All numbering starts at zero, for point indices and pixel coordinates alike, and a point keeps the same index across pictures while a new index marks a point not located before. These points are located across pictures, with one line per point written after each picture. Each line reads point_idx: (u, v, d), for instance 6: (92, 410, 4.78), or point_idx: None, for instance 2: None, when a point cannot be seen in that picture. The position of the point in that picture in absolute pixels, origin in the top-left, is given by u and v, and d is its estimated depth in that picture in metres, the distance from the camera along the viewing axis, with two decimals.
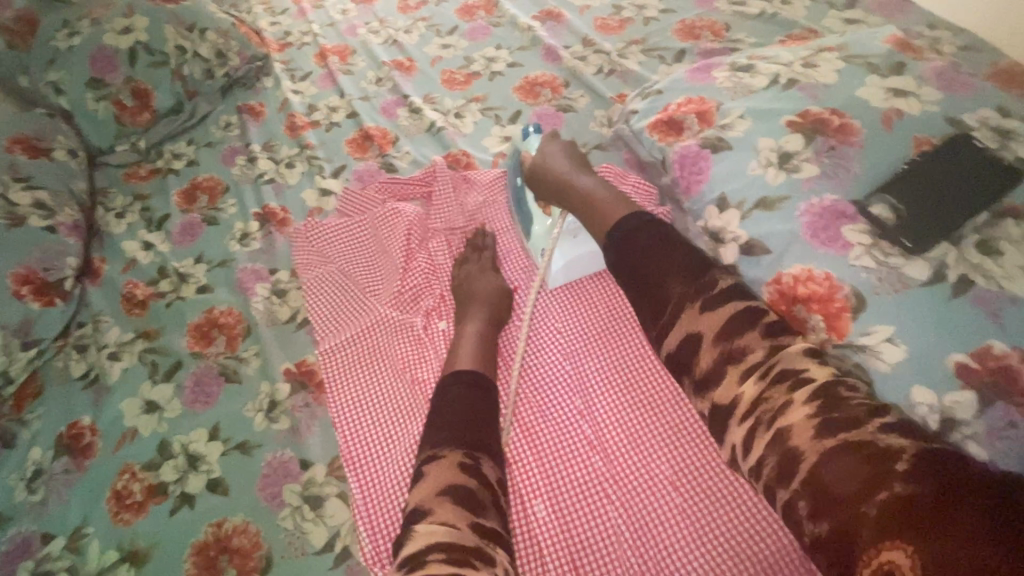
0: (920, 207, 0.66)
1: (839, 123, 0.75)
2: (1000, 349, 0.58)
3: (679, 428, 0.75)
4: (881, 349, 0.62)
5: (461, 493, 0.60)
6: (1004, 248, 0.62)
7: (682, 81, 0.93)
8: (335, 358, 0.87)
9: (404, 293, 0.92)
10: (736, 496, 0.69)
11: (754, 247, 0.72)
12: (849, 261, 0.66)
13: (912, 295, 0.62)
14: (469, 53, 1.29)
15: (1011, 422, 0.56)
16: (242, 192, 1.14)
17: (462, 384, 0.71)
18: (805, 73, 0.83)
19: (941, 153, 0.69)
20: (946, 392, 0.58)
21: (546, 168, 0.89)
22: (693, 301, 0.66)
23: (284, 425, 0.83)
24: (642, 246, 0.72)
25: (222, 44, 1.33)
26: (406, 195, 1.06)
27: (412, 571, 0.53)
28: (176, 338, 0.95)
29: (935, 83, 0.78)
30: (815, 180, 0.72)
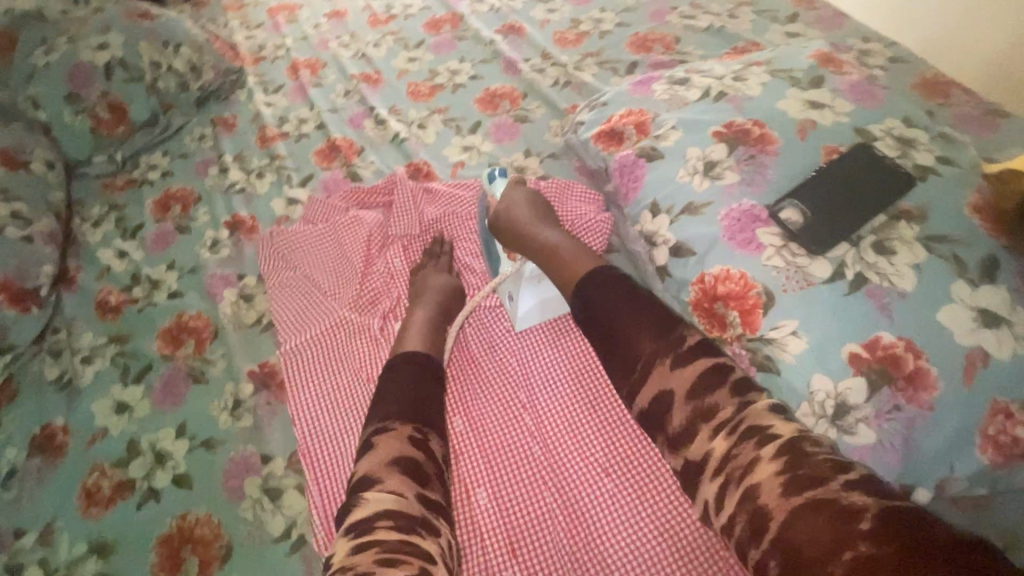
0: (826, 210, 0.71)
1: (760, 133, 0.81)
2: (888, 339, 0.63)
3: (616, 420, 0.80)
4: (786, 342, 0.67)
5: (409, 465, 0.66)
6: (897, 248, 0.68)
7: (625, 93, 0.99)
8: (296, 358, 0.91)
9: (362, 297, 0.97)
10: (664, 480, 0.74)
11: (682, 248, 0.78)
12: (761, 260, 0.71)
13: (815, 291, 0.68)
14: (434, 66, 1.35)
15: (895, 406, 0.61)
16: (214, 202, 1.18)
17: (413, 365, 0.77)
18: (733, 86, 0.89)
19: (848, 160, 0.75)
20: (841, 379, 0.64)
21: (513, 222, 0.90)
22: (663, 359, 0.68)
23: (247, 423, 0.87)
24: (612, 302, 0.74)
25: (196, 59, 1.38)
26: (368, 204, 1.10)
27: (362, 536, 0.58)
28: (147, 341, 0.99)
29: (848, 96, 0.84)
30: (736, 186, 0.78)
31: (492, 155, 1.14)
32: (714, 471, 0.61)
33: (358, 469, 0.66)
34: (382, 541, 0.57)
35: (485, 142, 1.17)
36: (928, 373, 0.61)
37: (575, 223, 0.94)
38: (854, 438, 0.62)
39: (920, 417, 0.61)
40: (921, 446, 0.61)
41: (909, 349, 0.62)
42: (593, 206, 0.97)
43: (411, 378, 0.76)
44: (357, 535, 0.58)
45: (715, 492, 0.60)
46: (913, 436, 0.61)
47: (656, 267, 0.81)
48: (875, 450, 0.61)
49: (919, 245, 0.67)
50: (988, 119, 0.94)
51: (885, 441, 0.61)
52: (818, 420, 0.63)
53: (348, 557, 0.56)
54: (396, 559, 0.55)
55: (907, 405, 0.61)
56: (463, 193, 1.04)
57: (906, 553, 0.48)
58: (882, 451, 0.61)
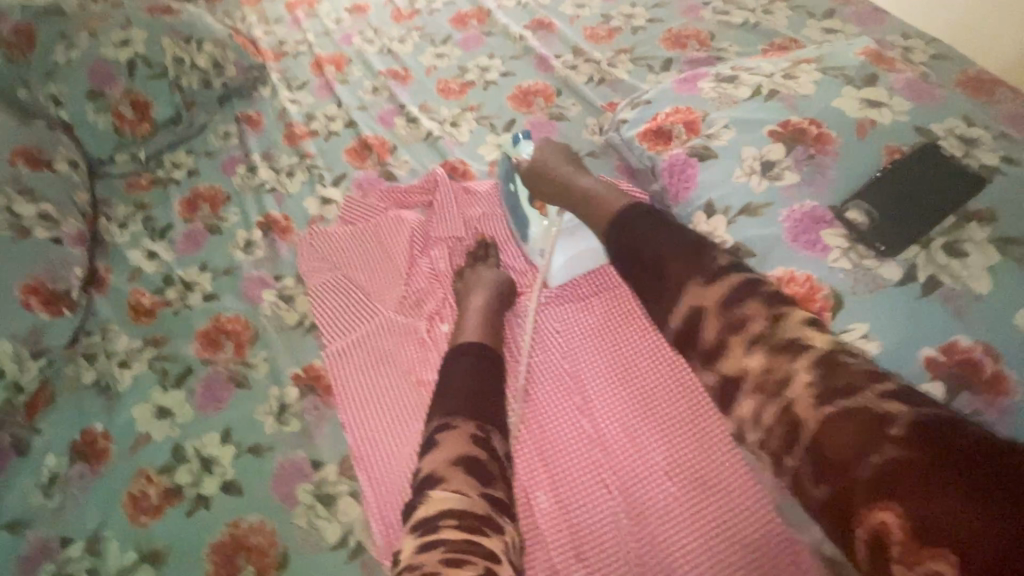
0: (892, 212, 0.71)
1: (818, 132, 0.80)
2: (965, 343, 0.63)
3: (676, 422, 0.78)
4: (858, 346, 0.66)
5: (472, 463, 0.66)
6: (968, 250, 0.67)
7: (669, 91, 0.97)
8: (344, 362, 0.90)
9: (407, 299, 0.95)
10: (730, 484, 0.73)
11: (741, 250, 0.77)
12: (828, 263, 0.71)
13: (886, 295, 0.67)
14: (463, 63, 1.33)
15: (975, 410, 0.61)
16: (244, 201, 1.16)
17: (470, 356, 0.77)
18: (784, 84, 0.88)
19: (912, 161, 0.74)
20: (917, 384, 0.63)
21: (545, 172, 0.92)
22: (694, 279, 0.67)
23: (295, 428, 0.86)
24: (640, 232, 0.74)
25: (219, 55, 1.35)
26: (407, 204, 1.08)
27: (427, 535, 0.59)
28: (185, 345, 0.97)
29: (905, 94, 0.83)
30: (795, 187, 0.77)
31: None
32: (753, 389, 0.62)
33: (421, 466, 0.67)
34: (447, 541, 0.58)
35: None
36: (1008, 377, 0.61)
37: None
38: None
39: (1001, 421, 0.60)
40: None
41: (988, 353, 0.62)
42: None
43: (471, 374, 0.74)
44: (424, 534, 0.60)
45: (751, 408, 0.62)
46: None
47: None
48: None
49: (990, 247, 0.67)
50: None
51: None
52: None
53: (415, 555, 0.58)
54: (461, 561, 0.56)
55: (988, 409, 0.61)
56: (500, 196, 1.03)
57: (939, 463, 0.51)
58: None
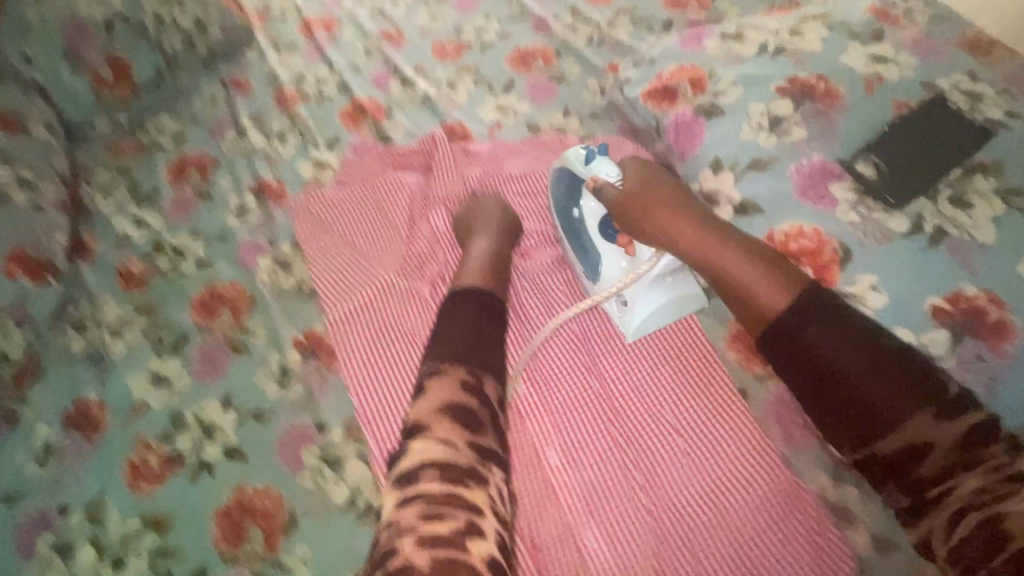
0: (900, 165, 0.71)
1: (825, 88, 0.80)
2: (970, 292, 0.64)
3: (682, 378, 0.79)
4: (866, 297, 0.67)
5: (459, 412, 0.66)
6: (974, 202, 0.68)
7: (674, 49, 0.95)
8: (346, 324, 0.89)
9: (408, 261, 0.93)
10: (737, 436, 0.74)
11: (748, 206, 0.77)
12: (837, 217, 0.71)
13: (893, 247, 0.68)
14: (459, 24, 1.28)
15: (978, 355, 0.62)
16: (234, 166, 1.12)
17: (467, 305, 0.77)
18: (791, 40, 0.87)
19: (920, 115, 0.74)
20: (923, 332, 0.64)
21: (655, 209, 0.74)
22: (924, 410, 0.56)
23: (297, 393, 0.84)
24: (838, 338, 0.60)
25: (202, 14, 1.29)
26: (404, 166, 1.05)
27: (410, 487, 0.61)
28: (180, 313, 0.95)
29: (911, 50, 0.83)
30: (804, 142, 0.77)
31: (529, 115, 1.10)
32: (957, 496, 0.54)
33: (409, 412, 0.68)
34: (428, 494, 0.59)
35: (520, 102, 1.12)
36: (1011, 324, 0.62)
37: None
38: None
39: (1003, 367, 0.61)
40: (1004, 396, 0.61)
41: (991, 301, 0.63)
42: None
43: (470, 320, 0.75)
44: (406, 485, 0.61)
45: (947, 514, 0.55)
46: (997, 386, 0.61)
47: None
48: None
49: (996, 198, 0.67)
50: None
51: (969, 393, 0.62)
52: None
53: (398, 508, 0.59)
54: (442, 516, 0.57)
55: (990, 354, 0.62)
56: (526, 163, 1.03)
57: None
58: None
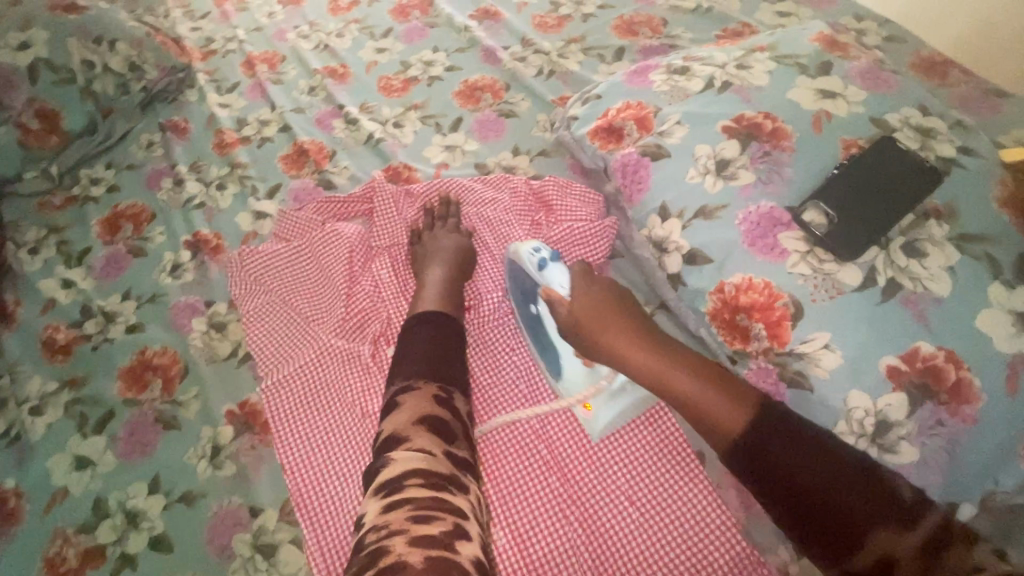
0: (851, 214, 0.68)
1: (773, 127, 0.76)
2: (928, 350, 0.61)
3: (638, 440, 0.74)
4: (819, 357, 0.64)
5: (434, 422, 0.65)
6: (928, 250, 0.66)
7: (620, 84, 0.91)
8: (281, 393, 0.83)
9: (349, 320, 0.88)
10: (695, 504, 0.69)
11: (697, 256, 0.73)
12: (787, 268, 0.68)
13: (847, 301, 0.65)
14: (406, 57, 1.24)
15: (938, 421, 0.60)
16: (171, 219, 1.07)
17: (427, 324, 0.77)
18: (738, 74, 0.83)
19: (869, 156, 0.72)
20: (880, 395, 0.61)
21: (603, 325, 0.72)
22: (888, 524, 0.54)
23: (230, 471, 0.79)
24: (799, 450, 0.58)
25: (136, 56, 1.23)
26: (346, 214, 1.00)
27: (392, 494, 0.57)
28: (107, 385, 0.88)
29: (860, 83, 0.80)
30: (752, 187, 0.73)
31: (477, 154, 1.06)
32: None
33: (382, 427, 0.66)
34: (414, 499, 0.56)
35: (468, 140, 1.08)
36: (971, 384, 0.60)
37: (578, 229, 0.88)
38: (896, 457, 0.60)
39: (963, 431, 0.59)
40: (964, 461, 0.59)
41: (950, 360, 0.60)
42: (594, 209, 0.91)
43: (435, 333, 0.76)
44: (388, 493, 0.58)
45: None
46: (957, 452, 0.59)
47: (668, 275, 0.76)
48: (918, 469, 0.59)
49: (949, 246, 0.66)
50: (988, 99, 0.97)
51: (928, 459, 0.59)
52: (858, 440, 0.61)
53: (379, 516, 0.56)
54: (429, 517, 0.55)
55: (950, 419, 0.59)
56: (468, 214, 0.95)
57: None
58: (925, 469, 0.59)
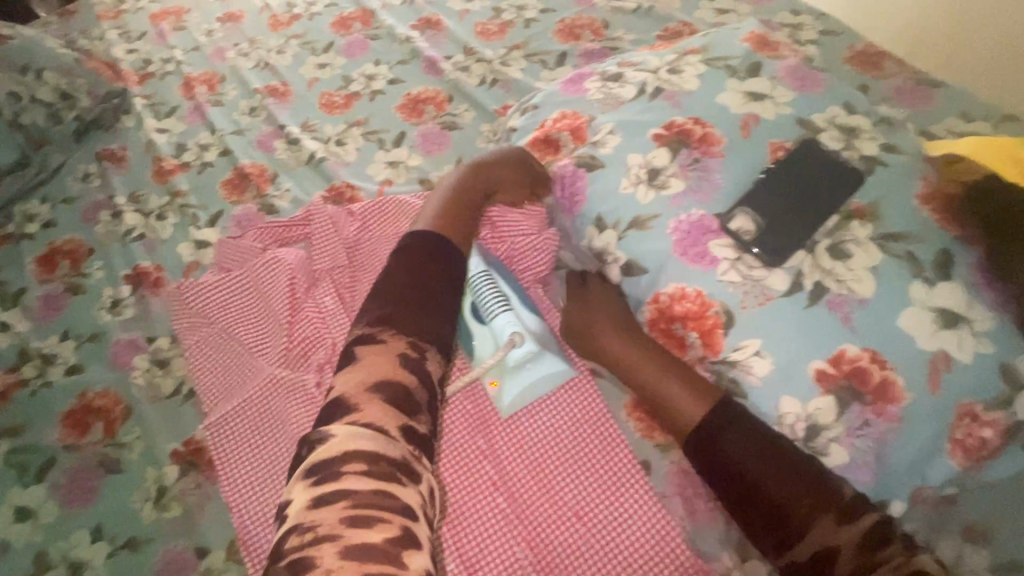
0: (777, 221, 0.70)
1: (702, 133, 0.77)
2: (853, 352, 0.64)
3: (585, 454, 0.74)
4: (751, 364, 0.66)
5: (392, 389, 0.58)
6: (853, 251, 0.68)
7: (555, 94, 0.90)
8: (225, 430, 0.81)
9: (293, 349, 0.87)
10: (640, 516, 0.70)
11: (633, 266, 0.74)
12: (717, 276, 0.69)
13: (776, 307, 0.67)
14: (347, 72, 1.22)
15: (865, 421, 0.63)
16: (110, 254, 1.03)
17: (426, 251, 0.70)
18: (669, 79, 0.83)
19: (794, 160, 0.73)
20: (809, 401, 0.64)
21: (588, 310, 0.79)
22: (823, 513, 0.58)
23: (176, 513, 0.77)
24: (747, 446, 0.63)
25: (66, 84, 1.18)
26: (287, 239, 0.99)
27: (325, 484, 0.51)
28: (46, 432, 0.85)
29: (788, 82, 0.80)
30: (683, 196, 0.74)
31: (421, 169, 1.05)
32: None
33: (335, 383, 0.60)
34: (354, 493, 0.51)
35: (411, 155, 1.07)
36: (895, 384, 0.63)
37: (522, 243, 0.88)
38: (828, 459, 0.63)
39: (890, 429, 0.62)
40: (892, 458, 0.63)
41: (873, 361, 0.63)
42: (535, 217, 0.88)
43: (421, 277, 0.67)
44: (321, 482, 0.52)
45: None
46: (882, 450, 0.63)
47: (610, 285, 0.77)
48: (847, 467, 0.63)
49: (873, 246, 0.68)
50: (922, 88, 0.98)
51: (857, 459, 0.63)
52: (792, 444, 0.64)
53: (306, 512, 0.50)
54: (372, 523, 0.49)
55: (877, 419, 0.63)
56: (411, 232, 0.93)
57: None
58: (854, 467, 0.63)
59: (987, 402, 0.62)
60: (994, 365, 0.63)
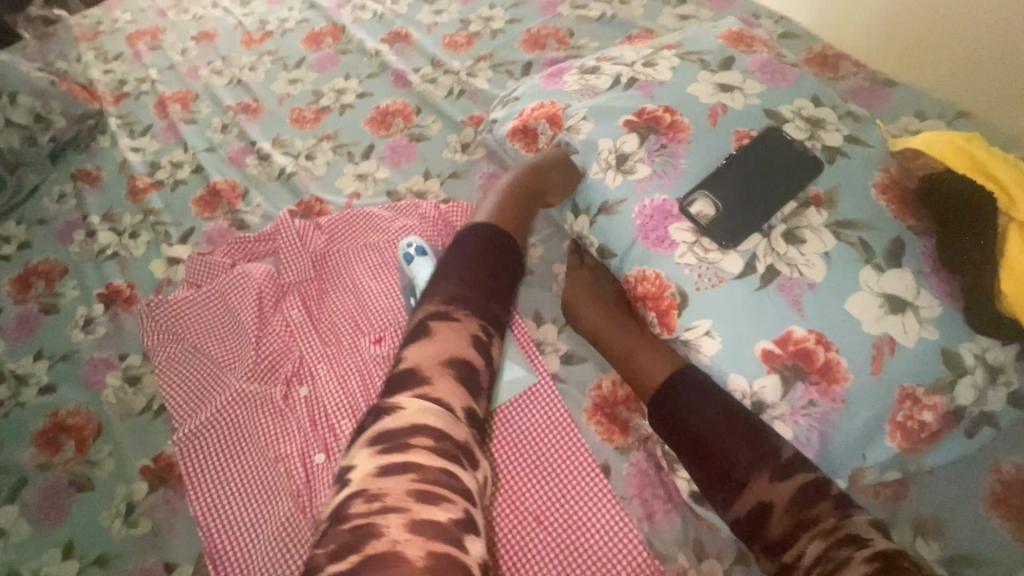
0: (735, 202, 0.72)
1: (671, 120, 0.79)
2: (800, 333, 0.66)
3: (545, 460, 0.75)
4: (701, 343, 0.68)
5: (462, 368, 0.65)
6: (807, 237, 0.70)
7: (536, 86, 0.95)
8: (192, 445, 0.82)
9: (260, 364, 0.88)
10: (598, 519, 0.70)
11: (604, 250, 0.77)
12: (675, 259, 0.72)
13: (728, 287, 0.69)
14: (318, 87, 1.24)
15: (810, 400, 0.65)
16: (84, 273, 1.05)
17: (491, 244, 0.77)
18: (643, 71, 0.85)
19: (756, 149, 0.75)
20: (755, 378, 0.66)
21: (574, 291, 0.84)
22: (762, 470, 0.62)
23: (145, 529, 0.78)
24: (701, 405, 0.67)
25: (41, 106, 1.19)
26: (256, 254, 1.00)
27: (395, 453, 0.55)
28: (19, 452, 0.86)
29: (759, 76, 0.82)
30: (648, 180, 0.76)
31: (389, 181, 1.06)
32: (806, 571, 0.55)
33: (406, 353, 0.65)
34: (422, 467, 0.54)
35: (379, 167, 1.08)
36: (839, 364, 0.64)
37: None
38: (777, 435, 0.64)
39: (834, 409, 0.64)
40: (838, 442, 0.64)
41: (820, 342, 0.65)
42: None
43: (488, 268, 0.74)
44: (391, 450, 0.55)
45: None
46: (830, 434, 0.64)
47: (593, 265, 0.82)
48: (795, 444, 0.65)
49: (828, 232, 0.70)
50: (878, 88, 1.00)
51: (804, 437, 0.65)
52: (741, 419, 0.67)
53: (374, 479, 0.53)
54: (435, 498, 0.52)
55: (822, 399, 0.64)
56: (380, 244, 0.96)
57: None
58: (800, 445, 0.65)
59: (928, 386, 0.64)
60: (935, 355, 0.64)
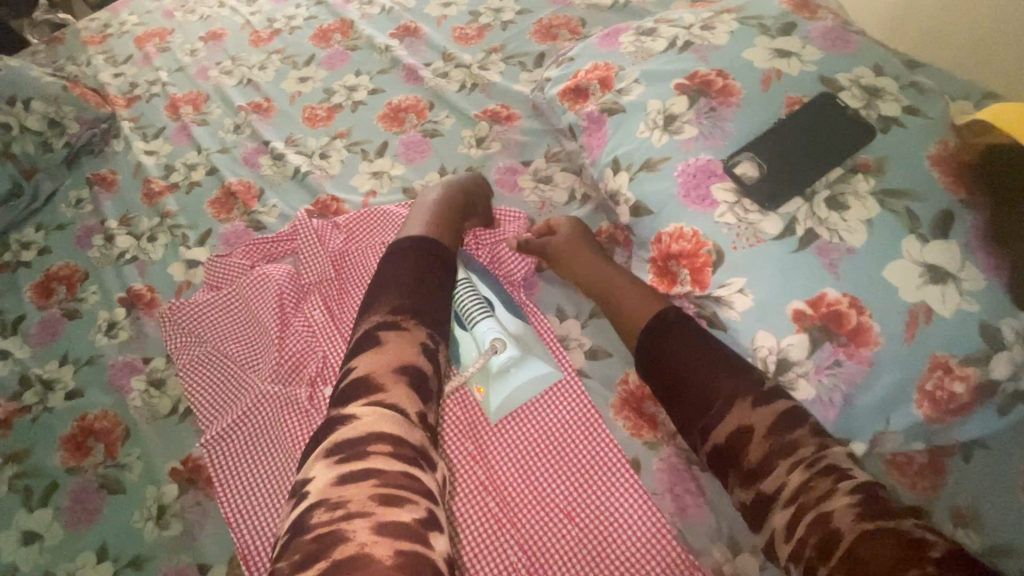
0: (779, 163, 0.74)
1: (723, 84, 0.80)
2: (833, 296, 0.67)
3: (574, 455, 0.75)
4: (733, 299, 0.72)
5: (414, 373, 0.65)
6: (850, 203, 0.70)
7: (591, 47, 0.94)
8: (221, 446, 0.82)
9: (284, 364, 0.88)
10: (630, 513, 0.70)
11: (640, 207, 0.80)
12: (714, 217, 0.74)
13: (764, 247, 0.71)
14: (329, 85, 1.23)
15: (835, 360, 0.66)
16: (103, 278, 1.05)
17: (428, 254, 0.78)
18: (701, 35, 0.85)
19: (808, 112, 0.76)
20: (783, 335, 0.69)
21: (563, 244, 0.87)
22: (742, 398, 0.63)
23: (176, 530, 0.79)
24: (685, 341, 0.69)
25: (53, 112, 1.19)
26: (275, 255, 1.01)
27: (355, 460, 0.56)
28: (49, 456, 0.87)
29: (819, 43, 0.81)
30: (694, 140, 0.78)
31: (407, 176, 1.06)
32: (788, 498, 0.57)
33: (358, 363, 0.65)
34: (383, 471, 0.55)
35: (395, 164, 1.08)
36: (871, 329, 0.66)
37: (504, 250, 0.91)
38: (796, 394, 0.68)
39: (859, 371, 0.66)
40: (862, 406, 0.66)
41: (853, 306, 0.67)
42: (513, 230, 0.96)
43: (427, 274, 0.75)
44: (347, 458, 0.56)
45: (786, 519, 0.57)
46: (853, 396, 0.66)
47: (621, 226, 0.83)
48: (813, 402, 0.67)
49: (871, 200, 0.70)
50: None
51: (824, 396, 0.67)
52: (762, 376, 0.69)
53: (332, 488, 0.54)
54: (400, 500, 0.53)
55: (848, 360, 0.66)
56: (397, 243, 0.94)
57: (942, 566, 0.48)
58: (820, 404, 0.67)
59: (960, 356, 0.63)
60: (969, 333, 0.63)
